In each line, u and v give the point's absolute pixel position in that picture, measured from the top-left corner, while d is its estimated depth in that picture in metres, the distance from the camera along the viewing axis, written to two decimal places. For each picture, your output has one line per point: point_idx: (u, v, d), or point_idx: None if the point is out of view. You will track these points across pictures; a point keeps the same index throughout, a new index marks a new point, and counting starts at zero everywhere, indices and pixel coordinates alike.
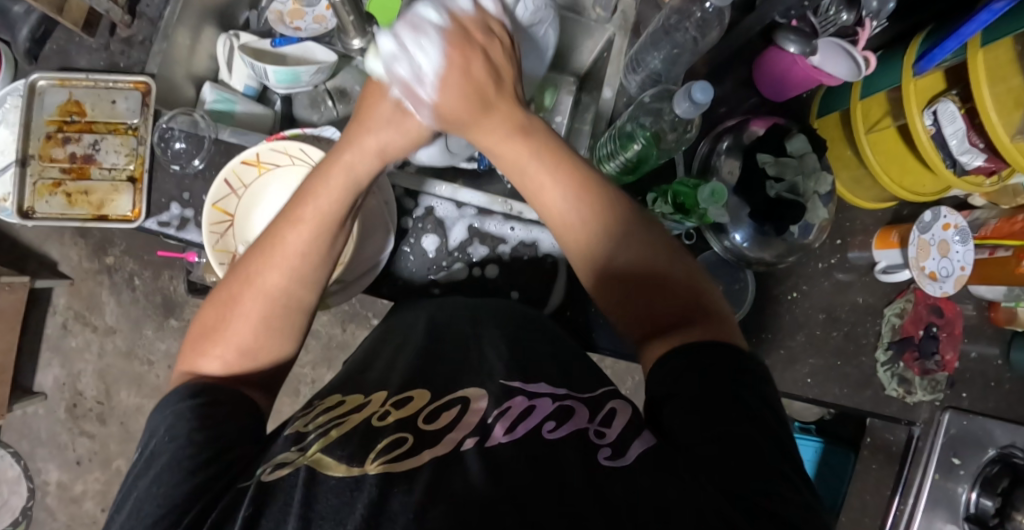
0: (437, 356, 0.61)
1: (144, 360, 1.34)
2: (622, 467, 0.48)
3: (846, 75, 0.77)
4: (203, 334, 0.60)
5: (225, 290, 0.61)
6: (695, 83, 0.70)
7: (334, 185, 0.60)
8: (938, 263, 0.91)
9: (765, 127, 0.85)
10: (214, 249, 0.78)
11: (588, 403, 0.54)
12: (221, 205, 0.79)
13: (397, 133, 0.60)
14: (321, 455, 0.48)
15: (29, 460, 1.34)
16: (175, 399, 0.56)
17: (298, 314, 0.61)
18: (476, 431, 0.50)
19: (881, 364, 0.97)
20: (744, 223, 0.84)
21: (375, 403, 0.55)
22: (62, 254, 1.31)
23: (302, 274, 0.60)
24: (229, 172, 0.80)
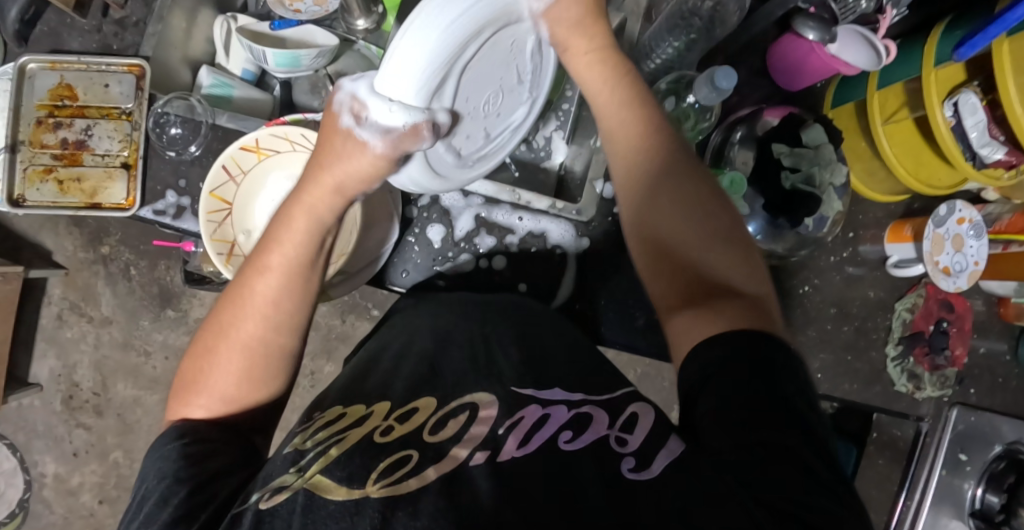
0: (446, 360, 0.59)
1: (141, 351, 1.32)
2: (643, 481, 0.46)
3: (865, 64, 0.76)
4: (184, 386, 0.58)
5: (200, 342, 0.59)
6: (719, 69, 0.68)
7: (298, 228, 0.57)
8: (953, 258, 0.89)
9: (779, 117, 0.83)
10: (211, 239, 0.75)
11: (607, 406, 0.52)
12: (219, 192, 0.76)
13: (353, 166, 0.55)
14: (320, 476, 0.46)
15: (26, 453, 1.32)
16: (164, 442, 0.54)
17: (281, 359, 0.59)
18: (486, 444, 0.48)
19: (891, 360, 0.95)
20: (758, 215, 0.82)
21: (377, 416, 0.52)
22: (58, 243, 1.29)
23: (279, 322, 0.58)
24: (227, 158, 0.77)
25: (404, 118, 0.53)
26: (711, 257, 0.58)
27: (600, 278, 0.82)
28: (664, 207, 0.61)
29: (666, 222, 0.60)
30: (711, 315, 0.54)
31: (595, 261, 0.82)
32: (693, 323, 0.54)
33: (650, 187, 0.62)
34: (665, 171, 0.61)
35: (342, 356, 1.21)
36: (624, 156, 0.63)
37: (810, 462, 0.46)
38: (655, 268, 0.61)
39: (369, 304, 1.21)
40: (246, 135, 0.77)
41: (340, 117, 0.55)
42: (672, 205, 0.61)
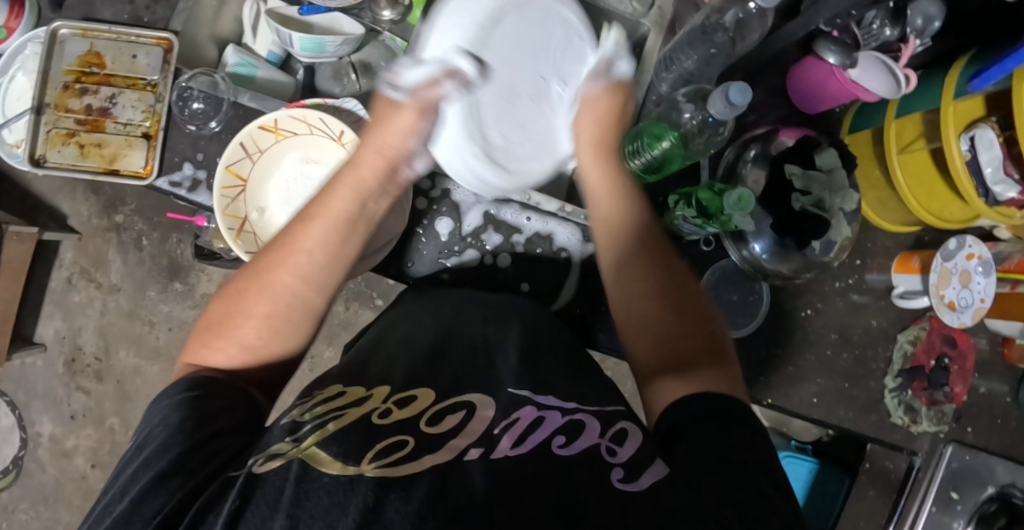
0: (445, 355, 0.60)
1: (145, 321, 1.36)
2: (631, 493, 0.46)
3: (885, 92, 0.77)
4: (208, 328, 0.60)
5: (235, 284, 0.61)
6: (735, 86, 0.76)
7: (344, 190, 0.62)
8: (958, 293, 0.88)
9: (795, 139, 0.85)
10: (224, 214, 0.77)
11: (601, 417, 0.52)
12: (234, 168, 0.78)
13: (385, 124, 0.63)
14: (316, 448, 0.45)
15: (25, 411, 1.37)
16: (172, 393, 0.54)
17: (306, 318, 0.61)
18: (481, 441, 0.48)
19: (889, 391, 0.95)
20: (765, 234, 0.85)
21: (377, 401, 0.53)
22: (74, 208, 1.33)
23: (313, 277, 0.60)
24: (245, 135, 0.78)
25: (435, 62, 0.61)
26: (677, 331, 0.60)
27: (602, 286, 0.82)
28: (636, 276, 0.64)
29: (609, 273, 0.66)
30: (687, 385, 0.55)
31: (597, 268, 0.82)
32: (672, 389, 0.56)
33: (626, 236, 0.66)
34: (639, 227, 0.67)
35: (342, 343, 1.22)
36: (601, 208, 0.68)
37: (775, 503, 0.48)
38: (641, 338, 0.61)
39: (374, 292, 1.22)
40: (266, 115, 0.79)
41: (386, 89, 0.63)
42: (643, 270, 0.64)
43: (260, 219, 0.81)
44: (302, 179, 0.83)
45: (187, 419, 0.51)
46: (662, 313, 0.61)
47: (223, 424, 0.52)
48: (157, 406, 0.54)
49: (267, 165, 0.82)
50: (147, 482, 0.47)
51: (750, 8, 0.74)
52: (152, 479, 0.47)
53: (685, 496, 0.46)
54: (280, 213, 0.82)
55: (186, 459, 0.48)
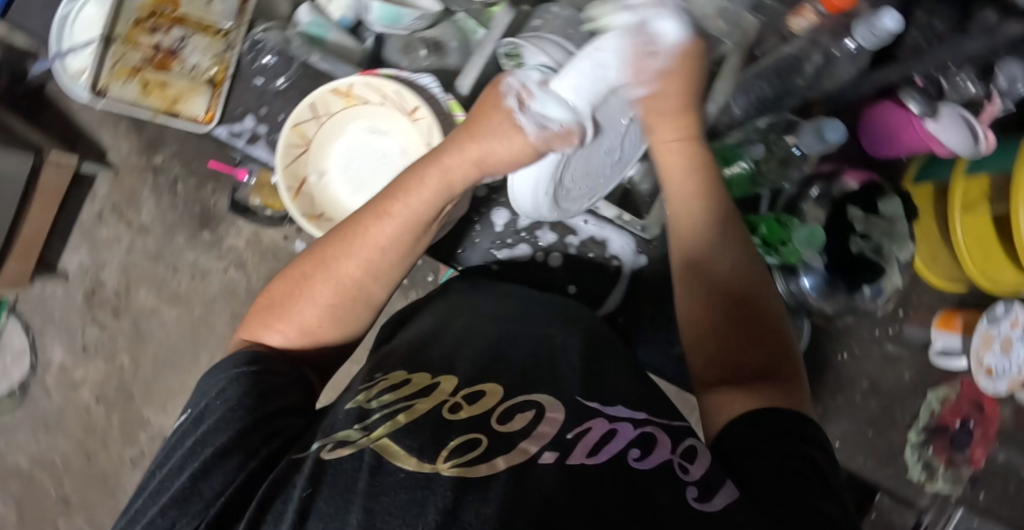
0: (508, 355, 0.60)
1: (170, 265, 1.36)
2: (710, 512, 0.44)
3: (960, 148, 0.76)
4: (270, 307, 0.64)
5: (299, 268, 0.64)
6: (829, 122, 0.72)
7: (427, 186, 0.63)
8: (997, 359, 0.87)
9: (859, 182, 0.84)
10: (285, 169, 0.79)
11: (670, 432, 0.51)
12: (300, 128, 0.79)
13: (500, 144, 0.62)
14: (388, 441, 0.47)
15: (39, 337, 1.37)
16: (231, 365, 0.57)
17: (365, 307, 0.64)
18: (554, 445, 0.48)
19: (910, 445, 0.95)
20: (817, 270, 0.82)
21: (444, 394, 0.54)
22: (114, 142, 1.34)
23: (377, 269, 0.63)
24: (317, 97, 0.78)
25: (566, 117, 0.61)
26: (743, 340, 0.57)
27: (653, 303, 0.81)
28: (709, 266, 0.61)
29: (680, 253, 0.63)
30: (751, 399, 0.53)
31: (648, 282, 0.81)
32: (734, 400, 0.54)
33: (697, 227, 0.62)
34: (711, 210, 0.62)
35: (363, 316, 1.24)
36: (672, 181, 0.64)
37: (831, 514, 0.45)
38: (703, 333, 0.59)
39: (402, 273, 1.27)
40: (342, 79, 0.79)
41: (508, 103, 0.61)
42: (716, 261, 0.61)
43: (318, 180, 0.83)
44: (364, 145, 0.85)
45: (248, 396, 0.54)
46: (730, 315, 0.59)
47: (278, 405, 0.54)
48: (215, 377, 0.57)
49: (334, 128, 0.83)
50: (206, 461, 0.48)
51: (849, 47, 0.73)
52: (211, 455, 0.49)
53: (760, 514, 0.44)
54: (339, 176, 0.84)
55: (246, 437, 0.50)
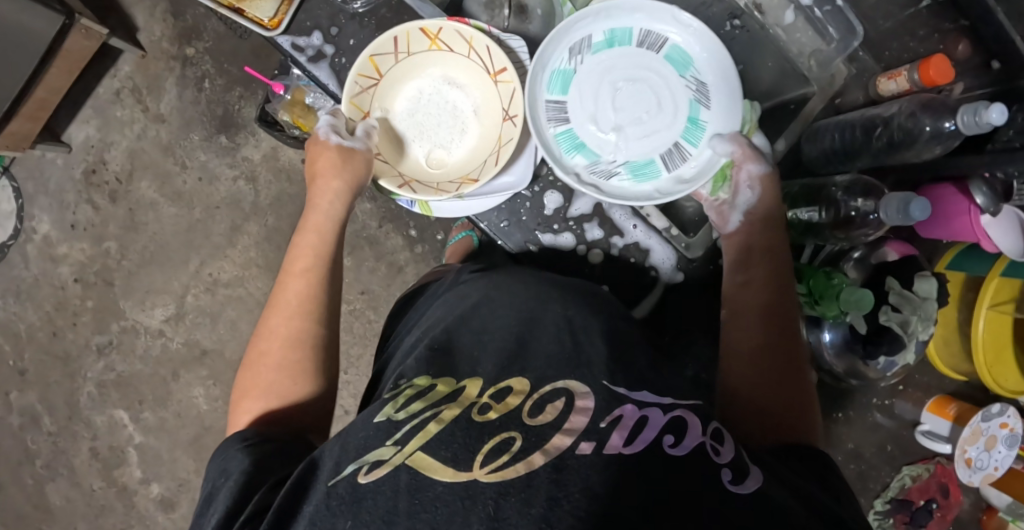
0: (532, 347, 0.56)
1: (179, 161, 1.31)
2: (745, 495, 0.45)
3: (1008, 248, 0.80)
4: (241, 390, 0.65)
5: (250, 352, 0.67)
6: (917, 198, 0.68)
7: (315, 228, 0.73)
8: (979, 453, 0.90)
9: (899, 255, 0.86)
10: (349, 100, 0.75)
11: (698, 413, 0.51)
12: (377, 58, 0.75)
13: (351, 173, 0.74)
14: (423, 455, 0.45)
15: (27, 204, 1.33)
16: (231, 446, 0.58)
17: (319, 353, 0.67)
18: (590, 435, 0.46)
19: (874, 511, 0.98)
20: (840, 327, 0.86)
21: (470, 396, 0.51)
22: (148, 25, 1.28)
23: (311, 312, 0.67)
24: (402, 31, 0.75)
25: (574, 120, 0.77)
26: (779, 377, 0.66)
27: (687, 332, 0.83)
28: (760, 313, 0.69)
29: (738, 336, 0.69)
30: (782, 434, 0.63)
31: (680, 297, 0.81)
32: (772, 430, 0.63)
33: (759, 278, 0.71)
34: (778, 304, 0.70)
35: (363, 257, 1.25)
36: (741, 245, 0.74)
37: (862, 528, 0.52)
38: (749, 367, 0.67)
39: (410, 223, 1.25)
40: (431, 20, 0.76)
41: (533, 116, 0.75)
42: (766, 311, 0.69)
43: (380, 118, 0.80)
44: (435, 93, 0.82)
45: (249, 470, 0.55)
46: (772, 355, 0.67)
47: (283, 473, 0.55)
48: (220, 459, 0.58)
49: (406, 68, 0.79)
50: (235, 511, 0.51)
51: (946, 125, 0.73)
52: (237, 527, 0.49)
53: (787, 499, 0.48)
54: (402, 118, 0.81)
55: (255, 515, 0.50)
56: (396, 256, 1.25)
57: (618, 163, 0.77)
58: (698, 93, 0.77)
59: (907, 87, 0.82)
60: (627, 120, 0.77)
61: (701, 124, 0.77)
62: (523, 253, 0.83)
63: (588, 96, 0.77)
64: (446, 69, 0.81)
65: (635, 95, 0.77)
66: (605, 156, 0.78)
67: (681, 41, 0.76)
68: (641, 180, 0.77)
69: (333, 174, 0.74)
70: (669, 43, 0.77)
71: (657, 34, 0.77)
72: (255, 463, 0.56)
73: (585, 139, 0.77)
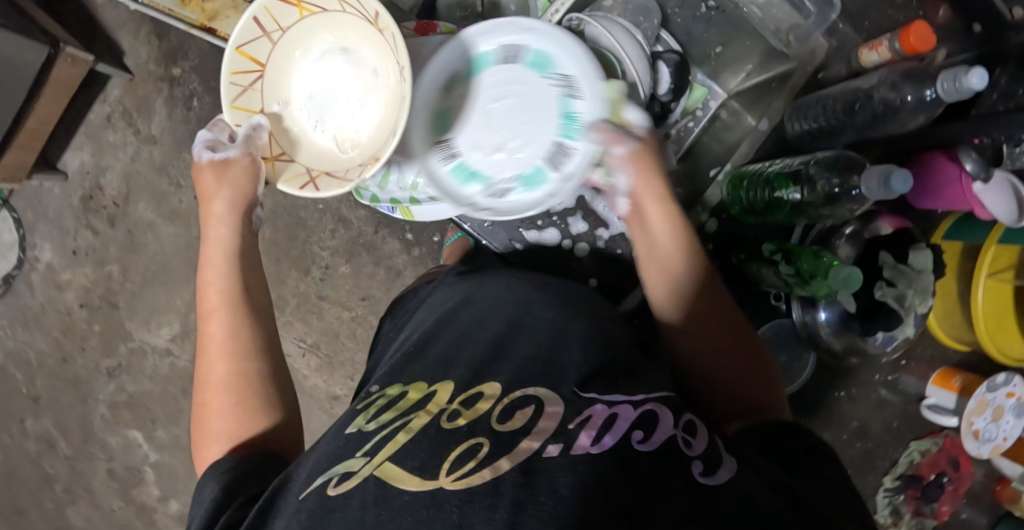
0: (509, 351, 0.56)
1: (173, 181, 1.32)
2: (714, 487, 0.46)
3: (1003, 213, 0.78)
4: (199, 437, 0.69)
5: (196, 401, 0.70)
6: (898, 170, 0.67)
7: (215, 262, 0.73)
8: (986, 425, 0.89)
9: (893, 228, 0.83)
10: (231, 105, 0.70)
11: (670, 406, 0.51)
12: (246, 50, 0.70)
13: (235, 188, 0.72)
14: (391, 465, 0.46)
15: (28, 233, 1.34)
16: (207, 481, 0.63)
17: (266, 385, 0.70)
18: (559, 437, 0.46)
19: (884, 489, 0.96)
20: (836, 306, 0.85)
21: (440, 403, 0.52)
22: (133, 47, 1.29)
23: (240, 350, 0.70)
24: (261, 9, 0.69)
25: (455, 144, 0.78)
26: (734, 364, 0.67)
27: None
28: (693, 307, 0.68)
29: (676, 328, 0.68)
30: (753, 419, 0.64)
31: None
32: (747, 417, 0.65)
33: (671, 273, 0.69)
34: (698, 290, 0.68)
35: (361, 263, 1.25)
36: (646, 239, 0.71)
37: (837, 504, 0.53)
38: (708, 360, 0.67)
39: (405, 227, 1.25)
40: None
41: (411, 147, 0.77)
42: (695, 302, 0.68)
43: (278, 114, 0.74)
44: (333, 70, 0.75)
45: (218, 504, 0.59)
46: (722, 344, 0.67)
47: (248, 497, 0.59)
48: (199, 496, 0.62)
49: (292, 45, 0.74)
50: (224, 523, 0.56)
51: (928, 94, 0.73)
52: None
53: (760, 491, 0.47)
54: (304, 106, 0.75)
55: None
56: (394, 260, 1.25)
57: (509, 180, 0.79)
58: (567, 89, 0.77)
59: (890, 57, 0.79)
60: (509, 136, 0.78)
61: (576, 119, 0.77)
62: (511, 252, 0.83)
63: (466, 121, 0.78)
64: (337, 37, 0.75)
65: (508, 110, 0.78)
66: (497, 175, 0.79)
67: (539, 45, 0.76)
68: (533, 189, 0.79)
69: (215, 197, 0.73)
70: (527, 50, 0.77)
71: (514, 44, 0.77)
72: (224, 489, 0.60)
73: (476, 167, 0.79)
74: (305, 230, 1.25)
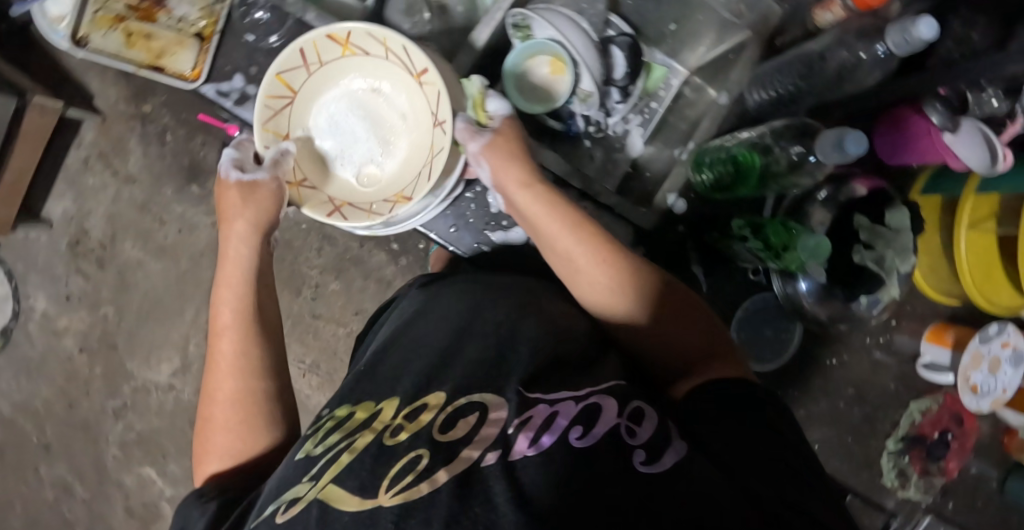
0: (457, 360, 0.58)
1: (156, 217, 1.32)
2: (659, 473, 0.47)
3: (978, 162, 0.74)
4: (200, 451, 0.68)
5: (200, 416, 0.69)
6: (851, 132, 0.66)
7: (234, 278, 0.74)
8: (984, 379, 0.88)
9: (868, 189, 0.81)
10: (263, 127, 0.75)
11: (615, 396, 0.54)
12: (285, 77, 0.75)
13: (261, 208, 0.75)
14: (334, 487, 0.47)
15: (21, 283, 1.35)
16: (195, 504, 0.60)
17: (271, 405, 0.69)
18: (497, 444, 0.49)
19: (888, 452, 0.94)
20: (814, 276, 0.81)
21: (385, 420, 0.53)
22: (102, 89, 1.29)
23: (248, 367, 0.69)
24: (309, 42, 0.75)
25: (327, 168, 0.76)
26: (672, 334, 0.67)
27: None
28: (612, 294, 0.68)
29: (594, 314, 0.70)
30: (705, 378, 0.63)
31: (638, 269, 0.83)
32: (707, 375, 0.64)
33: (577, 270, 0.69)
34: (605, 278, 0.67)
35: (351, 278, 1.26)
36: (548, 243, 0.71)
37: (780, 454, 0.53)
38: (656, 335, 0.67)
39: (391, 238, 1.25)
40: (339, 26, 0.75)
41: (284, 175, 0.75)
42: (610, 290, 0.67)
43: (303, 138, 0.80)
44: (358, 102, 0.81)
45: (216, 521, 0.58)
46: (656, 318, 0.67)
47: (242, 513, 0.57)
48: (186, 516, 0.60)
49: (321, 79, 0.79)
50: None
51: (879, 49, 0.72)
52: None
53: (707, 468, 0.49)
54: (327, 134, 0.81)
55: None
56: (383, 271, 1.25)
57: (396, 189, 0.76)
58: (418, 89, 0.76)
59: (845, 15, 0.77)
60: None
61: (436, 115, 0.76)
62: (477, 255, 0.82)
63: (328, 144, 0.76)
64: (365, 73, 0.81)
65: None
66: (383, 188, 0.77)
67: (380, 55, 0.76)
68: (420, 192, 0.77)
69: (237, 216, 0.75)
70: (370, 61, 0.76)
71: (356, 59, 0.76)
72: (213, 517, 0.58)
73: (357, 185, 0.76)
74: (291, 251, 1.25)
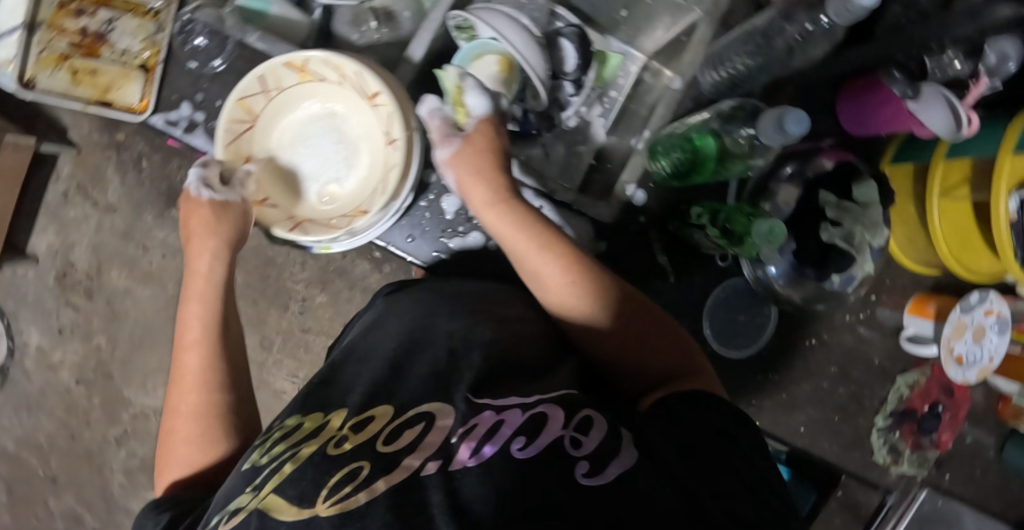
0: (408, 372, 0.57)
1: (139, 244, 1.32)
2: (596, 488, 0.46)
3: (941, 127, 0.72)
4: (160, 461, 0.67)
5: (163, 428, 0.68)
6: (791, 111, 0.65)
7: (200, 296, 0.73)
8: (969, 349, 0.86)
9: (835, 163, 0.81)
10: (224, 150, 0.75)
11: (564, 406, 0.53)
12: (245, 102, 0.74)
13: (226, 227, 0.75)
14: (274, 497, 0.47)
15: (13, 321, 1.34)
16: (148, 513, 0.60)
17: (235, 421, 0.69)
18: (439, 453, 0.48)
19: (877, 429, 0.90)
20: (784, 258, 0.82)
21: (332, 429, 0.53)
22: (75, 120, 1.27)
23: (213, 381, 0.69)
24: (268, 70, 0.74)
25: None
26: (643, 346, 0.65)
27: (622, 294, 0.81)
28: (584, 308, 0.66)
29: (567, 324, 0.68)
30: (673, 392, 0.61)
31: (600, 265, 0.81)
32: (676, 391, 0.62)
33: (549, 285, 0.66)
34: (578, 292, 0.66)
35: (336, 288, 1.24)
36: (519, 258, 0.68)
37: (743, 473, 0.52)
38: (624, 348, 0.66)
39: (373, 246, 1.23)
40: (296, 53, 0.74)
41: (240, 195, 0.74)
42: (582, 303, 0.65)
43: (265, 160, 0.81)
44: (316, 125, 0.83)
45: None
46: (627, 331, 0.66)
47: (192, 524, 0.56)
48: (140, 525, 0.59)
49: (280, 104, 0.80)
50: None
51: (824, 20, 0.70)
52: None
53: (654, 483, 0.48)
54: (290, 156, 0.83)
55: None
56: (367, 280, 1.23)
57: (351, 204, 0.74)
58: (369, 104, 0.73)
59: None
60: None
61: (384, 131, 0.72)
62: (436, 264, 0.80)
63: None
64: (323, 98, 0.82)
65: None
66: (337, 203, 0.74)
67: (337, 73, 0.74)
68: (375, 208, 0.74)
69: (206, 232, 0.74)
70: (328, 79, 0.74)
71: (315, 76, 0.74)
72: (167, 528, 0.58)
73: None
74: (275, 267, 1.24)
